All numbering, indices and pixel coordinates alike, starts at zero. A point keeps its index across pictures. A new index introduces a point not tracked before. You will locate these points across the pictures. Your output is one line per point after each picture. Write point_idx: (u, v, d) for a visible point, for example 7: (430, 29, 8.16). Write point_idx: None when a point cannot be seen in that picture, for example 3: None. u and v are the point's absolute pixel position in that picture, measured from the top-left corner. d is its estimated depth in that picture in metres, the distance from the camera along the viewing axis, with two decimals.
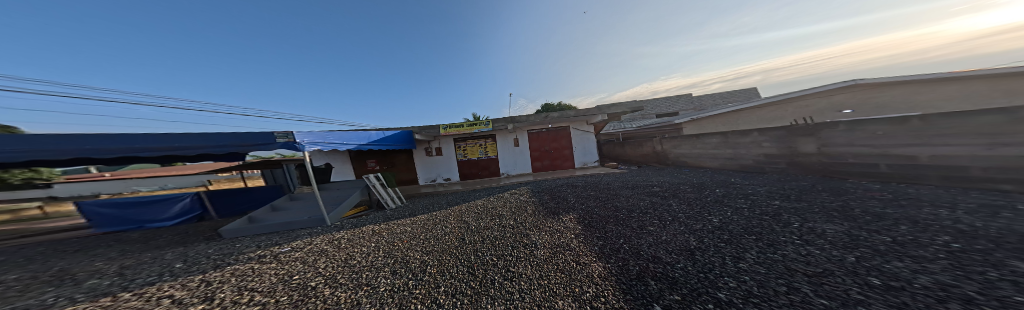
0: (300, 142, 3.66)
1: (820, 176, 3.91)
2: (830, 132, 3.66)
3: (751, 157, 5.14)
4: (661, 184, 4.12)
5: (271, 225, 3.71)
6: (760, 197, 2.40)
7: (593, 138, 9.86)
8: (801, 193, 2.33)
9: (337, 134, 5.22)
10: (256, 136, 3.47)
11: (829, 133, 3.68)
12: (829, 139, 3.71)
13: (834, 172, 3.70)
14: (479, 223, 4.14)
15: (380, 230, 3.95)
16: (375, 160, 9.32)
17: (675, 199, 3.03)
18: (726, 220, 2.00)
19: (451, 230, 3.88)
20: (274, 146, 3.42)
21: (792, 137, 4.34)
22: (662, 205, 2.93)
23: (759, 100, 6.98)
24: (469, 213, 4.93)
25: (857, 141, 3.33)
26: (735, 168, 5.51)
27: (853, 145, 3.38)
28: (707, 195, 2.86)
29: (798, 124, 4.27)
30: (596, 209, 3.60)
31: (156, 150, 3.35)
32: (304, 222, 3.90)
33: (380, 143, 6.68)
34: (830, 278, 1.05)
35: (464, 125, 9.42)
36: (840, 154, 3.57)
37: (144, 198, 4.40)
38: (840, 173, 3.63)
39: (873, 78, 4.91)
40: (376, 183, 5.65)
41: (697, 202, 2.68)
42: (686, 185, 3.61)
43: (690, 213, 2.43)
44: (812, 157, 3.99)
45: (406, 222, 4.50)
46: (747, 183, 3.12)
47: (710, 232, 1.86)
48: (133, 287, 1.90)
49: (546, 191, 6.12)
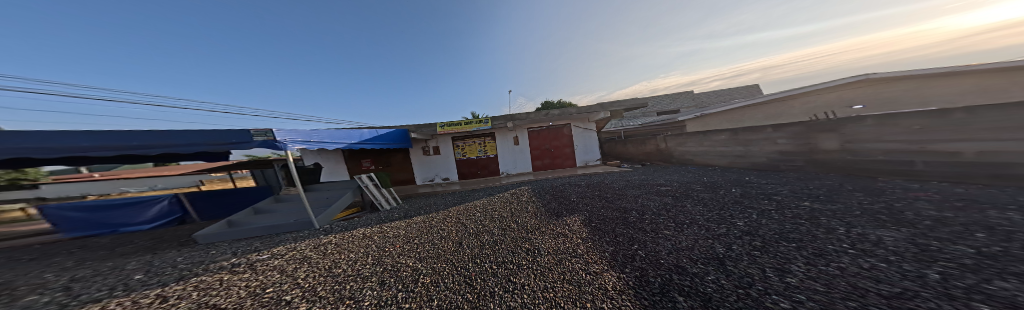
0: (282, 140, 3.36)
1: (842, 174, 3.73)
2: (854, 127, 3.50)
3: (764, 155, 4.97)
4: (669, 183, 3.93)
5: (253, 229, 3.46)
6: (784, 199, 2.19)
7: (595, 135, 9.65)
8: (831, 193, 2.10)
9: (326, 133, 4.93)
10: (231, 134, 3.17)
11: (855, 128, 3.49)
12: (853, 134, 3.54)
13: (859, 171, 3.52)
14: (478, 226, 3.93)
15: (372, 234, 3.73)
16: (370, 159, 9.01)
17: (689, 200, 2.82)
18: (754, 226, 1.77)
19: (448, 233, 3.67)
20: (252, 145, 3.12)
21: (811, 134, 4.16)
22: (674, 206, 2.72)
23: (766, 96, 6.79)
24: (468, 215, 4.72)
25: (887, 136, 3.16)
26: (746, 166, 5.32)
27: (882, 140, 3.21)
28: (724, 196, 2.64)
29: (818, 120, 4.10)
30: (602, 210, 3.38)
31: (115, 149, 3.03)
32: (290, 226, 3.66)
33: (373, 143, 6.39)
34: (918, 302, 0.79)
35: (462, 123, 9.16)
36: (867, 152, 3.38)
37: (114, 201, 4.09)
38: (866, 172, 3.45)
39: (887, 71, 4.75)
40: (369, 183, 5.40)
41: (714, 204, 2.46)
42: (697, 185, 3.42)
43: (707, 215, 2.23)
44: (834, 154, 3.83)
45: (401, 224, 4.28)
46: (764, 182, 2.91)
47: (739, 238, 1.64)
48: (71, 306, 1.65)
49: (548, 191, 5.95)
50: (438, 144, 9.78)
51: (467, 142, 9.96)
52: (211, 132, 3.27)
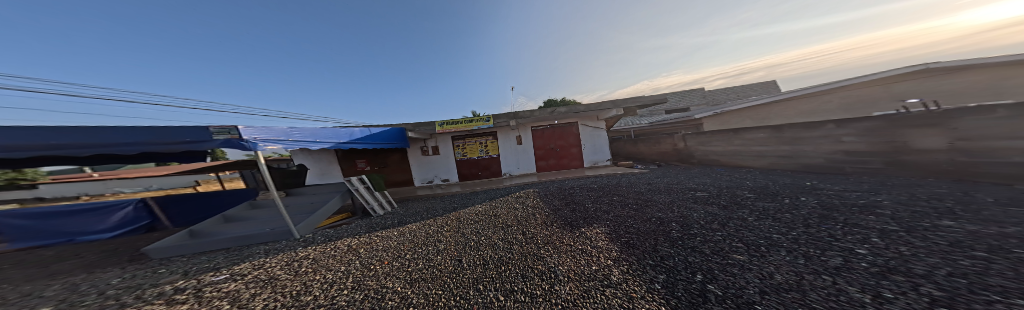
0: (250, 138, 2.84)
1: (953, 180, 3.01)
2: (971, 121, 2.79)
3: (822, 156, 4.45)
4: (703, 188, 3.39)
5: (220, 240, 2.96)
6: (902, 223, 1.60)
7: (605, 134, 9.07)
8: (979, 215, 1.55)
9: (309, 131, 4.40)
10: (186, 131, 2.64)
11: (971, 121, 2.80)
12: (965, 131, 2.85)
13: (978, 176, 2.80)
14: (478, 238, 3.48)
15: (357, 246, 3.35)
16: (366, 160, 8.51)
17: (748, 214, 2.25)
18: (903, 269, 1.18)
19: (445, 248, 3.25)
20: (211, 144, 2.59)
21: (895, 130, 3.49)
22: (732, 223, 2.15)
23: (798, 91, 6.22)
24: (469, 224, 4.27)
25: (1004, 134, 2.53)
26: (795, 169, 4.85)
27: (999, 139, 2.57)
28: (797, 213, 2.07)
29: (907, 113, 3.41)
30: (629, 221, 2.85)
31: (33, 148, 2.46)
32: (265, 236, 3.18)
33: (365, 143, 5.88)
34: None
35: (464, 121, 8.67)
36: (987, 151, 2.69)
37: (70, 207, 3.64)
38: (975, 176, 2.81)
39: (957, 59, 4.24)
40: (361, 186, 4.93)
41: (794, 225, 1.88)
42: (744, 193, 2.86)
43: (795, 241, 1.65)
44: (941, 154, 3.08)
45: (393, 233, 3.97)
46: (846, 192, 2.34)
47: (895, 287, 1.06)
48: None
49: (558, 195, 5.42)
50: (437, 144, 9.34)
51: (468, 141, 9.48)
52: (162, 129, 2.73)
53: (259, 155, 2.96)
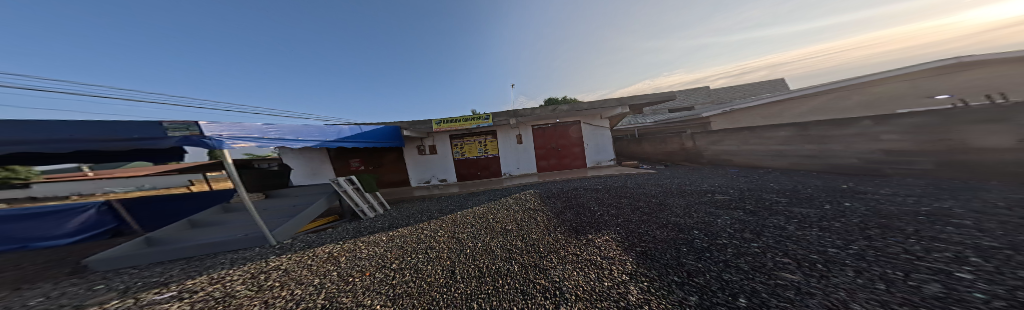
0: (212, 135, 2.43)
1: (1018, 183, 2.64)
2: None
3: (855, 156, 4.13)
4: (722, 190, 3.06)
5: (182, 248, 2.65)
6: (1005, 237, 1.24)
7: (608, 133, 8.74)
8: None
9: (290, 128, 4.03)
10: (134, 127, 2.26)
11: None
12: None
13: None
14: (475, 244, 3.18)
15: (339, 253, 3.06)
16: (360, 159, 8.18)
17: (786, 222, 1.85)
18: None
19: (437, 256, 2.94)
20: (164, 141, 2.22)
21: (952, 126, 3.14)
22: (771, 233, 1.74)
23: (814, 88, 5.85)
24: (466, 228, 3.98)
25: None
26: (824, 169, 4.55)
27: None
28: (850, 222, 1.63)
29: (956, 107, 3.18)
30: (643, 227, 2.51)
31: None
32: (237, 242, 2.88)
33: (353, 142, 5.50)
34: None
35: (461, 120, 8.34)
36: None
37: (33, 210, 3.67)
38: None
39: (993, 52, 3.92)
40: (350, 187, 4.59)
41: (853, 237, 1.45)
42: (772, 197, 2.42)
43: (870, 262, 1.23)
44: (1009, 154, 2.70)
45: (382, 239, 3.65)
46: (899, 195, 2.00)
47: None
48: None
49: (561, 197, 5.12)
50: (434, 143, 9.02)
51: (466, 140, 9.17)
52: (107, 124, 2.36)
53: (225, 154, 2.57)
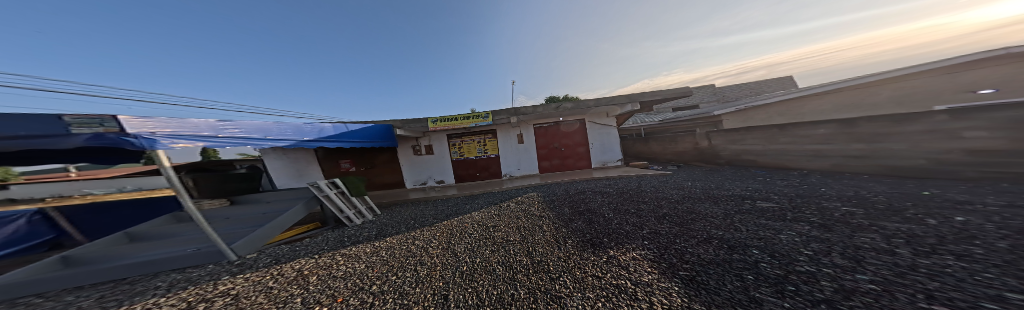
0: (140, 132, 1.97)
1: None
2: None
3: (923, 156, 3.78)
4: (759, 196, 2.61)
5: (111, 270, 2.20)
6: None
7: (614, 132, 8.30)
8: None
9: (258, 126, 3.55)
10: (19, 120, 1.75)
11: None
12: None
13: None
14: (473, 260, 2.76)
15: (313, 270, 2.61)
16: (351, 160, 7.67)
17: (890, 244, 1.26)
18: None
19: (427, 274, 2.49)
20: (68, 140, 1.75)
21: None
22: (877, 260, 1.15)
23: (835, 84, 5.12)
24: (463, 238, 3.55)
25: None
26: (877, 171, 4.45)
27: None
28: (993, 247, 1.10)
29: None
30: (678, 242, 2.05)
31: None
32: (184, 259, 2.42)
33: (336, 142, 5.02)
34: None
35: (458, 118, 7.85)
36: None
37: None
38: None
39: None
40: (335, 191, 4.09)
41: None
42: (837, 206, 1.91)
43: None
44: None
45: (366, 251, 3.18)
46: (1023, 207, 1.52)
47: None
48: None
49: (571, 201, 4.66)
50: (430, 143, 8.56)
51: (464, 140, 8.70)
52: None
53: (161, 155, 2.10)
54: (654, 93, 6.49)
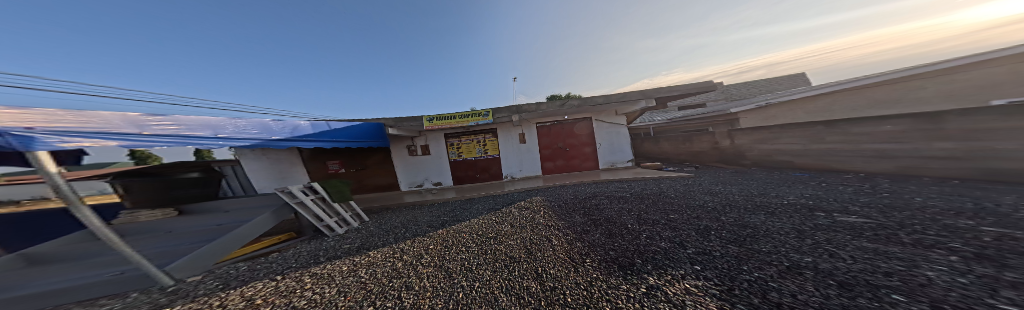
0: (10, 128, 1.42)
1: None
2: None
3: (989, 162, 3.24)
4: (831, 207, 2.10)
5: (39, 299, 1.67)
6: None
7: (624, 131, 7.79)
8: None
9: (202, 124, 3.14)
10: None
11: None
12: None
13: None
14: (473, 284, 2.21)
15: (270, 300, 1.89)
16: (339, 161, 7.12)
17: None
18: None
19: (414, 303, 1.93)
20: None
21: None
22: None
23: (845, 84, 4.93)
24: (462, 255, 3.02)
25: None
26: (976, 175, 3.46)
27: None
28: None
29: None
30: (746, 271, 1.53)
31: None
32: (136, 280, 1.93)
33: (312, 142, 4.58)
34: None
35: (457, 116, 7.33)
36: None
37: None
38: None
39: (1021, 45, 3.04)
40: (319, 195, 3.61)
41: None
42: (989, 230, 1.36)
43: None
44: None
45: (344, 270, 2.56)
46: None
47: None
48: None
49: (582, 208, 4.15)
50: (427, 142, 8.06)
51: (463, 140, 8.18)
52: None
53: (45, 159, 1.53)
54: (670, 89, 5.94)
